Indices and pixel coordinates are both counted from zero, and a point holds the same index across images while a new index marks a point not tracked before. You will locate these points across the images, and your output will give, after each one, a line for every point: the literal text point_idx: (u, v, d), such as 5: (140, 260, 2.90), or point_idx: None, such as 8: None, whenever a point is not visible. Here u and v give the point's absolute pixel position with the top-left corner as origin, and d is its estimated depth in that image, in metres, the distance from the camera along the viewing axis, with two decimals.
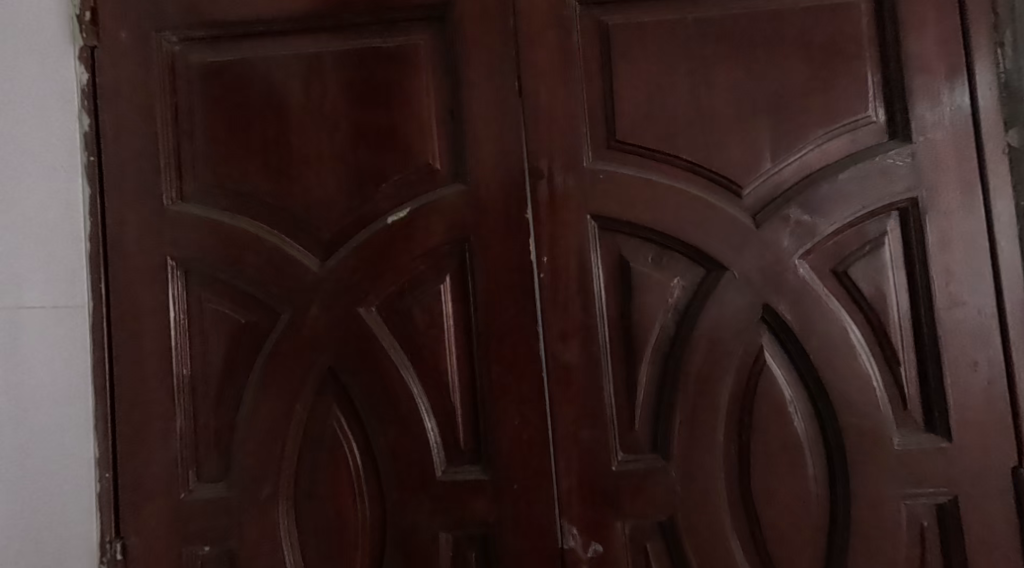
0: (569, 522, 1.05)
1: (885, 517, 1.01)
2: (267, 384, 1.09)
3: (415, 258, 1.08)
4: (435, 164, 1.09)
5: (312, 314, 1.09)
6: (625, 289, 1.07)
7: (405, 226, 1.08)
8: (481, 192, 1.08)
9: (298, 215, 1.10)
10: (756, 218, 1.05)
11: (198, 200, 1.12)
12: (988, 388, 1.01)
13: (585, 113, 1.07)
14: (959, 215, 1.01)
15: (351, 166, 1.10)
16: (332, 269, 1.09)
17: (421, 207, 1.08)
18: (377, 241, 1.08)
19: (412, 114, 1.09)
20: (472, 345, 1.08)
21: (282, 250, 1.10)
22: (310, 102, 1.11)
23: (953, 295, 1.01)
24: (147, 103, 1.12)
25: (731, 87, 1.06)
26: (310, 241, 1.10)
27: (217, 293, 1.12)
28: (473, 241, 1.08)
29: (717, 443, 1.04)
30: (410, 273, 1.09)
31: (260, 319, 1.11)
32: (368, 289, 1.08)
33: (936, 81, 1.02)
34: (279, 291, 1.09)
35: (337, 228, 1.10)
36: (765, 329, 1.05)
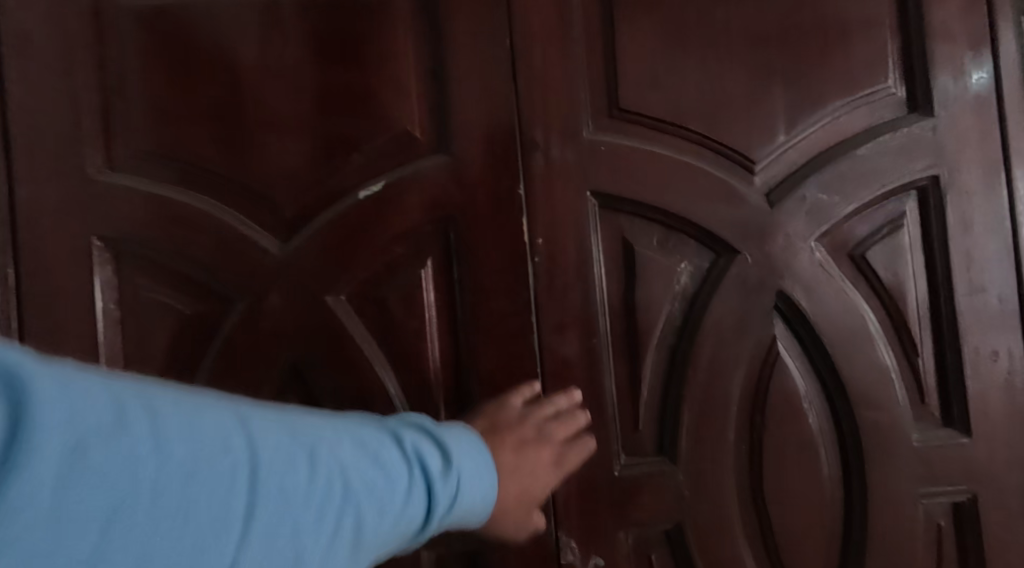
0: (567, 534, 0.95)
1: (903, 519, 0.95)
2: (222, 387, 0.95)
3: (392, 238, 0.96)
4: (414, 132, 0.97)
5: (271, 304, 0.95)
6: (628, 275, 0.96)
7: (381, 201, 0.96)
8: (468, 165, 0.96)
9: (255, 189, 0.96)
10: (770, 197, 0.96)
11: (128, 169, 0.96)
12: (1008, 380, 0.95)
13: (584, 79, 0.96)
14: (981, 196, 0.95)
15: (319, 134, 0.96)
16: (294, 252, 0.96)
17: (400, 181, 0.96)
18: (349, 219, 0.96)
19: (388, 74, 0.96)
20: (458, 338, 0.96)
21: (236, 230, 0.96)
22: (268, 58, 0.96)
23: (974, 281, 0.95)
24: (69, 54, 0.95)
25: (743, 52, 0.96)
26: (269, 219, 0.97)
27: (157, 281, 0.96)
28: (460, 220, 0.96)
29: (728, 443, 0.96)
30: (387, 255, 0.97)
31: (210, 313, 0.96)
32: (337, 275, 0.96)
33: (959, 51, 0.95)
34: (233, 278, 0.96)
35: (301, 204, 0.96)
36: (778, 317, 0.96)
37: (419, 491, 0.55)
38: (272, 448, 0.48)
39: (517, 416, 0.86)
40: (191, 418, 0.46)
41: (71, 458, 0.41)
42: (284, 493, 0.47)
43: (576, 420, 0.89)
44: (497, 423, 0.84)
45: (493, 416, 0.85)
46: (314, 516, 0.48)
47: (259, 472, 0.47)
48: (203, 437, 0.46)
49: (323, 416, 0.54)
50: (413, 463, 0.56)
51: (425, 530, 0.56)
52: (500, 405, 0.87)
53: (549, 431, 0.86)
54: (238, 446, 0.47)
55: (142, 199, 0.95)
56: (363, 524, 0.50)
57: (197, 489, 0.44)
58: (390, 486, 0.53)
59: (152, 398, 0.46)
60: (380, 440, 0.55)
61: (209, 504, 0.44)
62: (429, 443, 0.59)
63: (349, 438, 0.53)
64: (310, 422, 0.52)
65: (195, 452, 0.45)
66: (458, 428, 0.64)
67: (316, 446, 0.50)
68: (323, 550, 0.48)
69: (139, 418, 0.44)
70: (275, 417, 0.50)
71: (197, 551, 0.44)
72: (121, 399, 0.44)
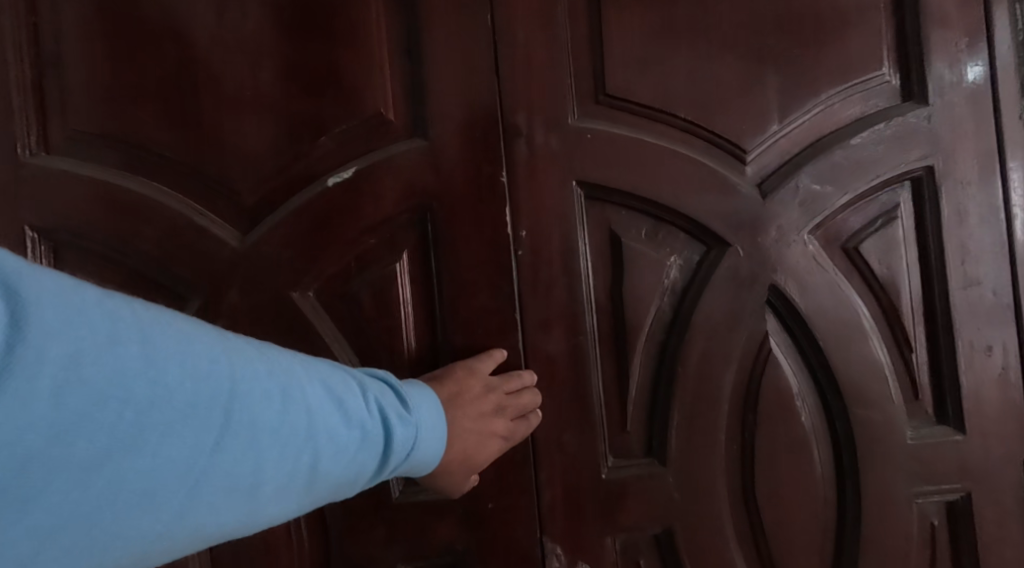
0: (552, 541, 0.91)
1: (897, 518, 0.92)
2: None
3: (364, 229, 0.91)
4: (388, 115, 0.91)
5: (231, 299, 0.92)
6: (615, 269, 0.92)
7: (351, 190, 0.91)
8: (445, 153, 0.91)
9: (213, 177, 0.92)
10: (762, 187, 0.92)
11: (72, 154, 0.93)
12: (1002, 375, 0.92)
13: (569, 61, 0.91)
14: (975, 187, 0.92)
15: (284, 118, 0.91)
16: (255, 246, 0.92)
17: (372, 167, 0.91)
18: (316, 208, 0.91)
19: (358, 53, 0.91)
20: (434, 336, 0.92)
21: (190, 221, 0.92)
22: (229, 38, 0.91)
23: (968, 274, 0.92)
24: (14, 36, 0.92)
25: (734, 32, 0.91)
26: (227, 210, 0.93)
27: (98, 275, 0.94)
28: (438, 209, 0.91)
29: (719, 443, 0.92)
30: (358, 247, 0.92)
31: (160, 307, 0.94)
32: (301, 270, 0.92)
33: (955, 37, 0.92)
34: (187, 273, 0.92)
35: (264, 193, 0.92)
36: (771, 312, 0.93)
37: (376, 437, 0.63)
38: (250, 382, 0.55)
39: (482, 387, 0.86)
40: (179, 342, 0.53)
41: (65, 371, 0.48)
42: (253, 426, 0.55)
43: (535, 396, 0.89)
44: (461, 392, 0.84)
45: (457, 385, 0.85)
46: (279, 445, 0.56)
47: (236, 401, 0.54)
48: (187, 363, 0.53)
49: (299, 357, 0.61)
50: (375, 415, 0.63)
51: (376, 472, 0.64)
52: (468, 369, 0.87)
53: (508, 408, 0.87)
54: (220, 374, 0.54)
55: (94, 188, 0.92)
56: (321, 457, 0.58)
57: (178, 409, 0.52)
58: (351, 429, 0.61)
59: (145, 321, 0.52)
60: (348, 390, 0.62)
61: (188, 425, 0.52)
62: (391, 398, 0.66)
63: (320, 381, 0.60)
64: (287, 360, 0.59)
65: (181, 379, 0.52)
66: (419, 388, 0.72)
67: (290, 381, 0.58)
68: (282, 475, 0.56)
69: (128, 336, 0.51)
70: (257, 351, 0.57)
71: (173, 463, 0.52)
72: (118, 321, 0.51)
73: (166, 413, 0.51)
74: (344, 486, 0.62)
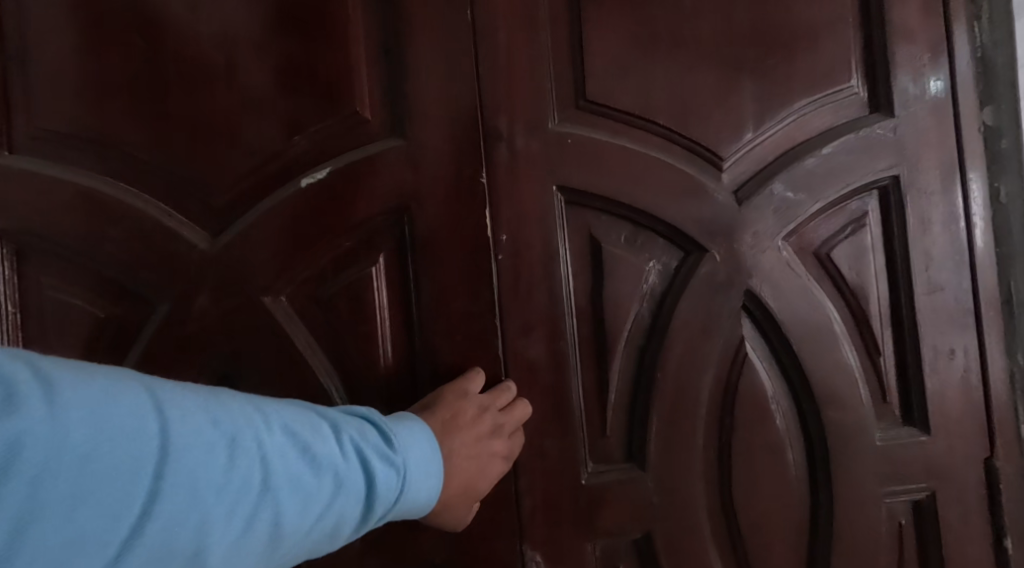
0: (533, 548, 0.90)
1: (868, 518, 0.94)
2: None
3: (339, 233, 0.90)
4: (365, 114, 0.90)
5: (200, 304, 0.90)
6: (595, 274, 0.92)
7: (325, 190, 0.89)
8: (424, 155, 0.90)
9: (183, 176, 0.90)
10: (738, 195, 0.93)
11: (35, 153, 0.90)
12: (964, 377, 0.95)
13: (549, 66, 0.92)
14: (938, 196, 0.95)
15: (259, 116, 0.90)
16: (225, 249, 0.90)
17: (347, 167, 0.89)
18: (290, 210, 0.89)
19: (335, 52, 0.89)
20: (412, 340, 0.91)
21: (159, 223, 0.90)
22: (203, 38, 0.89)
23: (932, 279, 0.95)
24: None
25: (710, 42, 0.93)
26: (198, 210, 0.91)
27: (62, 279, 0.91)
28: (416, 212, 0.90)
29: (697, 447, 0.93)
30: (334, 251, 0.90)
31: (127, 313, 0.91)
32: (274, 273, 0.90)
33: (919, 52, 0.95)
34: (153, 277, 0.90)
35: (235, 194, 0.90)
36: (746, 316, 0.94)
37: (351, 484, 0.64)
38: (186, 438, 0.57)
39: (474, 409, 0.85)
40: (105, 403, 0.55)
41: None
42: (193, 482, 0.57)
43: (524, 409, 0.88)
44: (455, 415, 0.83)
45: (451, 410, 0.83)
46: (227, 502, 0.58)
47: (169, 460, 0.56)
48: (112, 424, 0.55)
49: (259, 404, 0.63)
50: (349, 459, 0.65)
51: (360, 521, 0.65)
52: (460, 391, 0.86)
53: (503, 427, 0.86)
54: (150, 433, 0.56)
55: (60, 189, 0.89)
56: (283, 510, 0.60)
57: (100, 472, 0.54)
58: (319, 476, 0.62)
59: (70, 383, 0.55)
60: (314, 436, 0.64)
61: (114, 488, 0.54)
62: (369, 437, 0.68)
63: (282, 428, 0.62)
64: (240, 408, 0.61)
65: (101, 437, 0.55)
66: (408, 423, 0.73)
67: (240, 433, 0.60)
68: (233, 534, 0.58)
69: (38, 400, 0.53)
70: (201, 402, 0.60)
71: (100, 529, 0.54)
72: (28, 387, 0.53)
73: (85, 473, 0.54)
74: (320, 537, 0.63)
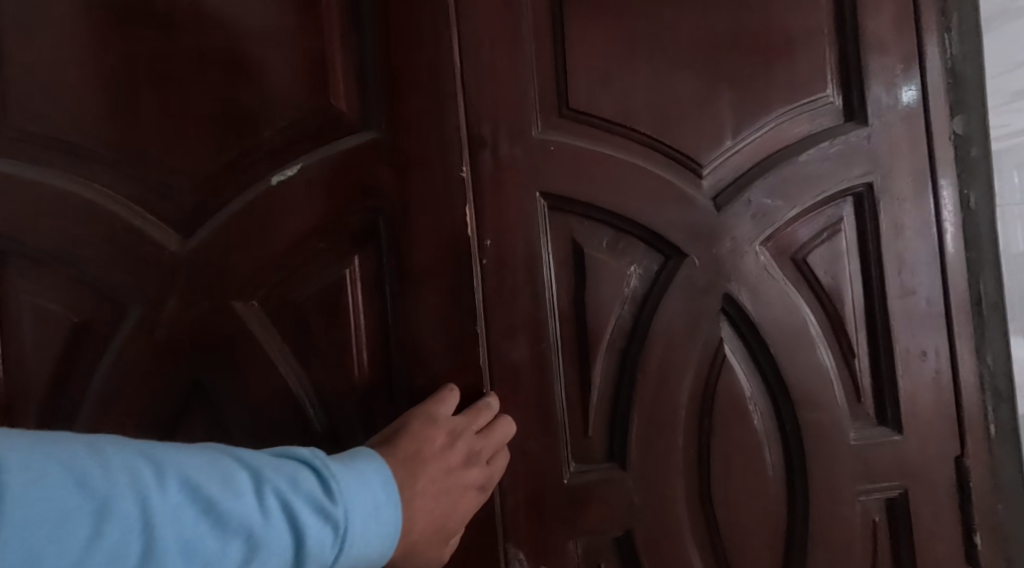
0: (515, 546, 0.93)
1: (842, 515, 0.97)
2: (116, 399, 0.92)
3: (310, 234, 0.92)
4: (340, 108, 0.92)
5: (170, 306, 0.92)
6: (577, 278, 0.95)
7: (295, 189, 0.91)
8: (404, 156, 0.92)
9: (158, 178, 0.92)
10: (717, 201, 0.96)
11: (15, 153, 0.92)
12: (936, 378, 0.98)
13: (533, 76, 0.94)
14: (910, 201, 0.98)
15: (238, 118, 0.92)
16: (195, 249, 0.92)
17: (316, 163, 0.91)
18: (260, 210, 0.91)
19: (317, 58, 0.91)
20: (387, 340, 0.93)
21: (129, 223, 0.91)
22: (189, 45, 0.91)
23: (905, 283, 0.98)
24: None
25: (689, 53, 0.95)
26: (171, 212, 0.92)
27: (40, 283, 0.93)
28: (387, 212, 0.92)
29: (677, 447, 0.95)
30: (306, 254, 0.92)
31: (105, 315, 0.93)
32: (248, 272, 0.92)
33: (891, 63, 0.98)
34: (126, 278, 0.92)
35: (207, 194, 0.92)
36: (724, 318, 0.97)
37: (268, 542, 0.62)
38: (40, 504, 0.55)
39: (444, 435, 0.83)
40: None
41: None
42: (49, 552, 0.55)
43: (501, 431, 0.88)
44: (424, 443, 0.81)
45: (421, 438, 0.81)
46: None
47: (17, 529, 0.54)
48: None
49: (153, 457, 0.61)
50: (268, 514, 0.63)
51: None
52: (429, 418, 0.84)
53: (479, 453, 0.86)
54: None
55: (40, 192, 0.91)
56: None
57: None
58: (223, 536, 0.61)
59: None
60: (224, 491, 0.62)
61: None
62: (300, 485, 0.65)
63: (178, 483, 0.60)
64: (121, 464, 0.59)
65: None
66: (355, 465, 0.70)
67: (115, 495, 0.58)
68: None
69: None
70: (66, 462, 0.57)
71: None
72: None
73: None
74: None
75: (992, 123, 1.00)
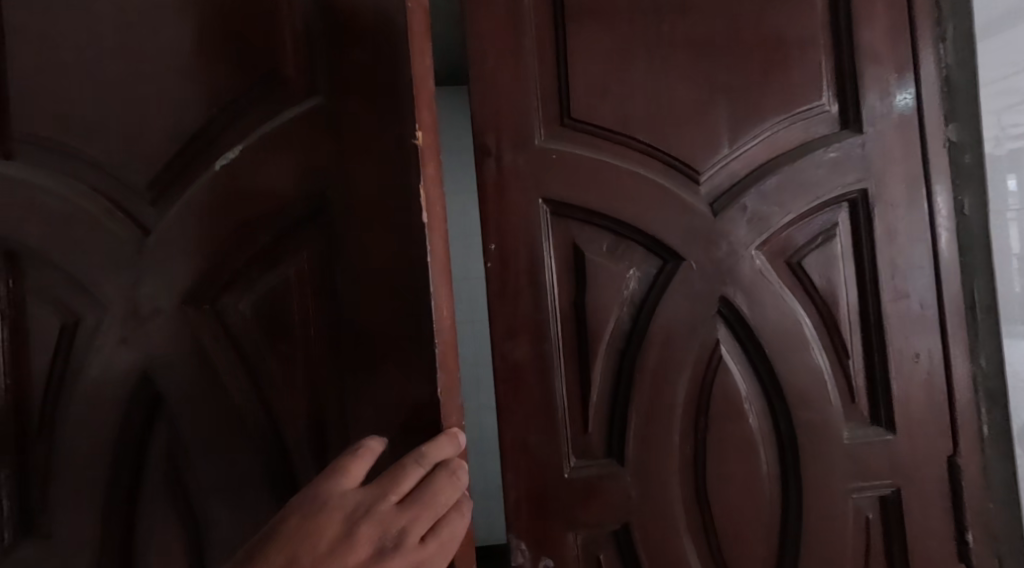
0: (518, 536, 0.97)
1: (835, 512, 1.00)
2: (86, 418, 0.84)
3: (257, 220, 0.83)
4: (288, 77, 0.83)
5: (133, 304, 0.83)
6: (577, 281, 0.99)
7: (239, 172, 0.83)
8: (355, 131, 0.81)
9: (124, 171, 0.84)
10: (714, 206, 0.99)
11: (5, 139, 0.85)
12: (928, 379, 1.01)
13: (536, 87, 0.98)
14: (904, 207, 1.01)
15: (201, 102, 0.84)
16: (141, 245, 0.83)
17: (260, 141, 0.83)
18: (204, 199, 0.83)
19: (269, 33, 0.83)
20: (336, 341, 0.82)
21: (90, 214, 0.84)
22: (177, 30, 0.84)
23: (898, 287, 1.01)
24: None
25: (687, 65, 0.99)
26: (127, 200, 0.84)
27: (43, 274, 0.85)
28: (333, 194, 0.81)
29: (673, 444, 0.99)
30: (253, 246, 0.84)
31: (92, 317, 0.84)
32: (199, 268, 0.83)
33: (886, 72, 1.00)
34: (94, 274, 0.84)
35: (154, 184, 0.84)
36: (721, 321, 1.00)
37: None
38: None
39: (337, 529, 0.68)
40: None
41: None
42: None
43: (434, 491, 0.71)
44: (309, 545, 0.67)
45: (302, 537, 0.67)
46: None
47: None
48: None
49: None
50: None
51: None
52: (320, 506, 0.69)
53: (407, 528, 0.69)
54: None
55: (25, 184, 0.84)
56: None
57: None
58: None
59: None
60: None
61: None
62: None
63: None
64: None
65: None
66: None
67: None
68: None
69: None
70: None
71: None
72: None
73: None
74: None
75: (999, 124, 1.03)
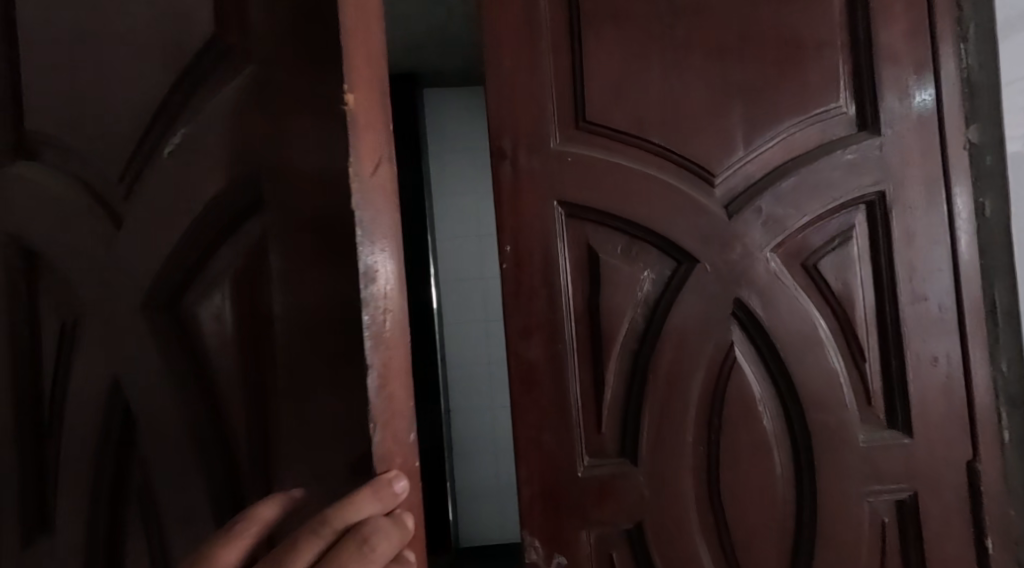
0: (531, 534, 0.99)
1: (851, 515, 0.99)
2: (76, 425, 0.68)
3: (198, 222, 0.61)
4: (231, 43, 0.59)
5: (102, 309, 0.66)
6: (591, 283, 1.00)
7: (179, 160, 0.61)
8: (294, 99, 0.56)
9: (85, 139, 0.65)
10: (729, 209, 0.99)
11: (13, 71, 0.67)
12: (947, 383, 1.00)
13: (552, 90, 0.99)
14: (922, 209, 1.00)
15: (148, 60, 0.62)
16: (97, 244, 0.65)
17: (197, 119, 0.60)
18: (147, 196, 0.63)
19: None
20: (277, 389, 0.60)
21: (66, 183, 0.66)
22: None
23: (916, 290, 1.00)
24: None
25: (702, 68, 1.00)
26: (91, 172, 0.65)
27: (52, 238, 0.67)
28: (268, 185, 0.58)
29: (686, 444, 1.00)
30: (200, 255, 0.62)
31: (89, 313, 0.67)
32: (150, 283, 0.63)
33: (905, 74, 1.00)
34: (76, 260, 0.66)
35: (106, 164, 0.64)
36: (736, 322, 1.00)
37: None
38: None
39: None
40: None
41: None
42: None
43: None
44: None
45: None
46: None
47: None
48: None
49: None
50: None
51: None
52: None
53: None
54: None
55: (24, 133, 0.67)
56: None
57: None
58: None
59: None
60: None
61: None
62: None
63: None
64: None
65: None
66: None
67: None
68: None
69: None
70: None
71: None
72: None
73: None
74: None
75: None
